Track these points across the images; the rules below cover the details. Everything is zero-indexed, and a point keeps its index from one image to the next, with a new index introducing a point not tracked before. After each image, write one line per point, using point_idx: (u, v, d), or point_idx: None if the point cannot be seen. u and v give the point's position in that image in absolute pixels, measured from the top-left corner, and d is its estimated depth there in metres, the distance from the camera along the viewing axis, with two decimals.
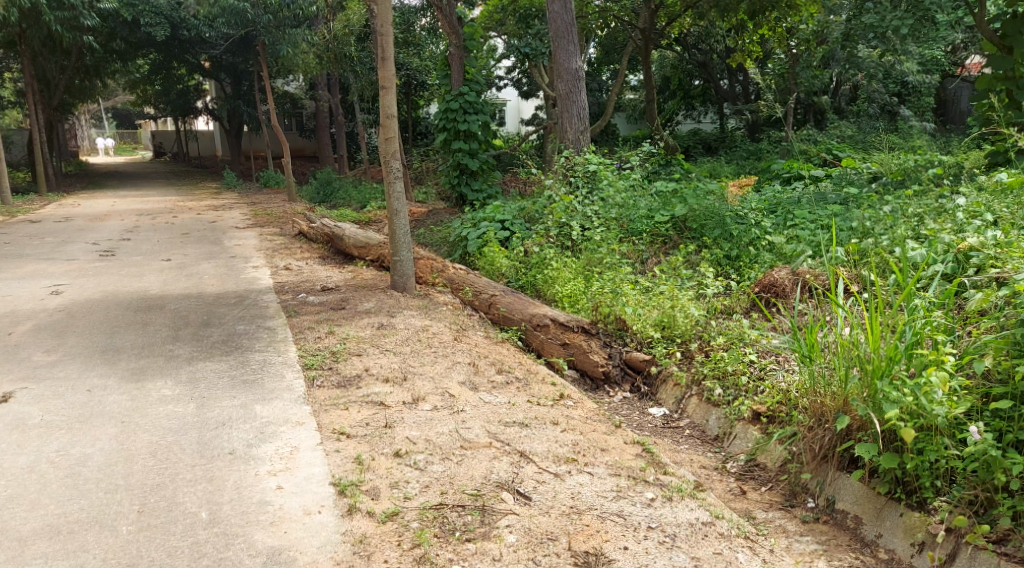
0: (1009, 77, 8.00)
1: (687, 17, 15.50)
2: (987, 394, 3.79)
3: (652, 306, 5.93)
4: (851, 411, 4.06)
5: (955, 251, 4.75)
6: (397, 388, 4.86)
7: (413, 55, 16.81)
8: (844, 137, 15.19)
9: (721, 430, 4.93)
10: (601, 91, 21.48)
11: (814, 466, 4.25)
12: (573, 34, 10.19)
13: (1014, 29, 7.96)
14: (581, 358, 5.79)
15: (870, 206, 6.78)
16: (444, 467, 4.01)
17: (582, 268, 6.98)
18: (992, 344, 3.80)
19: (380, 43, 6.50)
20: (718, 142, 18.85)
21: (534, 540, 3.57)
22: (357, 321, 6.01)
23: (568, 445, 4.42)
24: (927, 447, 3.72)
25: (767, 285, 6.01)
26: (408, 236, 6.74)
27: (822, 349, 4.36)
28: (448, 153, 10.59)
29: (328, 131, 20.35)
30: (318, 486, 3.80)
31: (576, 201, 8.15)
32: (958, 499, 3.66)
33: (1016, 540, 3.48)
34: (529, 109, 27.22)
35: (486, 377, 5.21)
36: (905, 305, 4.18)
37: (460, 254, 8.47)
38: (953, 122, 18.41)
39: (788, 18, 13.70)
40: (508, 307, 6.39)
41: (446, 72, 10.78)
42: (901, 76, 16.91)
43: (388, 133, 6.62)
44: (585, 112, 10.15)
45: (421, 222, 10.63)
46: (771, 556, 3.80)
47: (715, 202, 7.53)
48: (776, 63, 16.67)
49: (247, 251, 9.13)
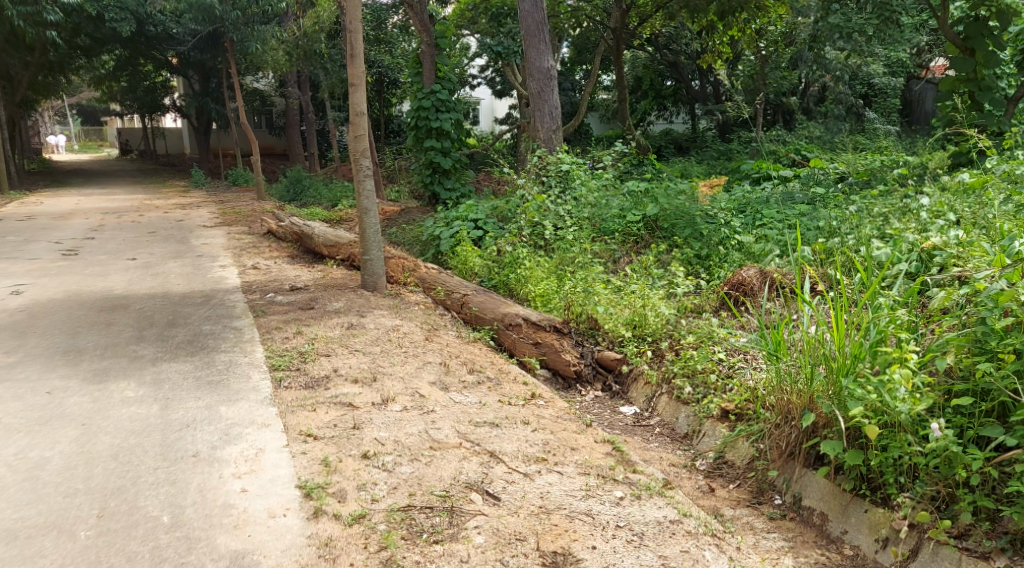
0: (972, 79, 8.20)
1: (658, 17, 15.52)
2: (949, 391, 3.80)
3: (624, 305, 5.96)
4: (817, 408, 4.09)
5: (919, 250, 4.77)
6: (366, 388, 4.83)
7: (385, 53, 16.65)
8: (813, 137, 15.38)
9: (691, 427, 4.97)
10: (574, 91, 21.29)
11: (781, 463, 4.30)
12: (545, 32, 10.17)
13: (975, 31, 8.16)
14: (553, 357, 5.79)
15: (837, 207, 6.85)
16: (412, 468, 3.99)
17: (555, 267, 7.00)
18: (954, 341, 3.79)
19: (349, 40, 6.44)
20: (689, 142, 18.92)
21: (502, 540, 3.56)
22: (326, 321, 5.96)
23: (539, 444, 4.42)
24: (891, 444, 3.76)
25: (735, 283, 6.08)
26: (379, 234, 6.69)
27: (788, 347, 4.41)
28: (421, 152, 10.55)
29: (299, 129, 20.21)
30: (284, 489, 3.76)
31: (549, 201, 8.16)
32: (920, 494, 3.69)
33: (976, 535, 3.54)
34: (502, 109, 27.22)
35: (457, 377, 5.19)
36: (869, 304, 4.22)
37: (433, 253, 8.44)
38: (918, 124, 18.72)
39: (757, 20, 13.74)
40: (480, 306, 6.36)
41: (418, 70, 10.73)
42: (868, 77, 17.11)
43: (358, 131, 6.54)
44: (558, 112, 10.16)
45: (393, 221, 10.55)
46: (738, 554, 3.81)
47: (685, 202, 7.55)
48: (746, 64, 16.56)
49: (215, 250, 9.01)
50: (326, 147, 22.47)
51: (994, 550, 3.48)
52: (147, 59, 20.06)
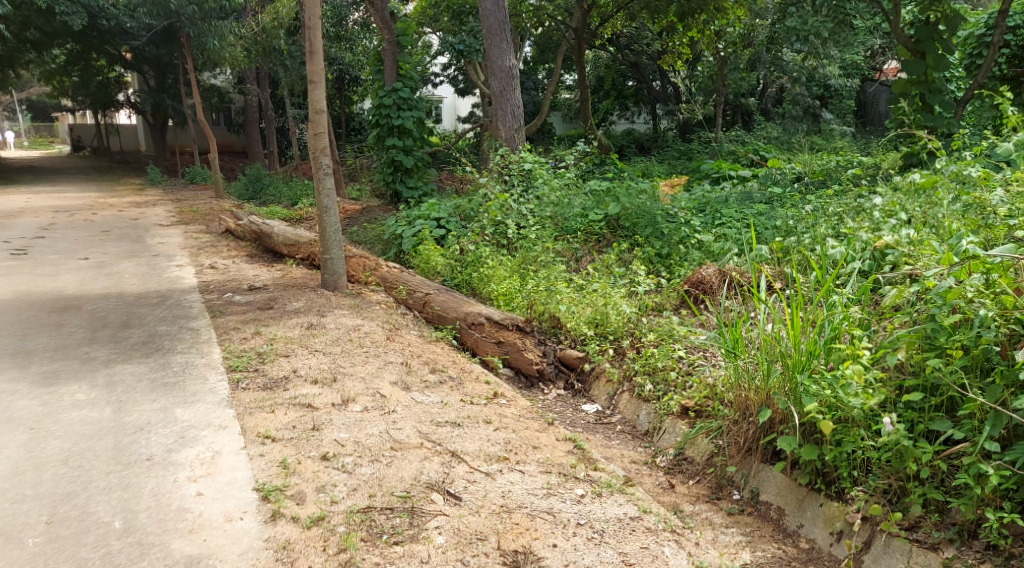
0: (923, 82, 8.36)
1: (619, 17, 15.59)
2: (900, 386, 3.86)
3: (586, 303, 5.98)
4: (773, 404, 4.16)
5: (872, 249, 4.86)
6: (326, 389, 4.79)
7: (345, 51, 16.45)
8: (771, 138, 15.58)
9: (651, 424, 5.01)
10: (537, 90, 21.45)
11: (739, 459, 4.35)
12: (507, 31, 10.17)
13: (925, 35, 8.39)
14: (516, 356, 5.79)
15: (794, 206, 6.96)
16: (373, 470, 3.96)
17: (518, 266, 7.01)
18: (904, 338, 3.80)
19: (308, 37, 6.37)
20: (650, 142, 19.05)
21: (464, 540, 3.55)
22: (285, 321, 5.90)
23: (500, 444, 4.42)
24: (845, 439, 3.83)
25: (695, 282, 6.13)
26: (339, 234, 6.64)
27: (746, 345, 4.48)
28: (382, 150, 10.48)
29: (258, 127, 19.96)
30: (241, 492, 3.71)
31: (511, 199, 8.18)
32: (873, 488, 3.76)
33: (926, 526, 3.61)
34: (466, 107, 27.16)
35: (419, 377, 5.16)
36: (824, 301, 4.31)
37: (395, 252, 8.40)
38: (872, 125, 19.12)
39: (715, 22, 13.89)
40: (442, 306, 6.34)
41: (379, 67, 10.68)
42: (824, 79, 17.39)
43: (317, 128, 6.48)
44: (520, 110, 10.19)
45: (354, 220, 10.46)
46: (696, 549, 3.84)
47: (647, 201, 7.59)
48: (706, 65, 16.68)
49: (171, 249, 8.85)
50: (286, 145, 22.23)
51: (943, 541, 3.55)
52: (101, 54, 19.64)
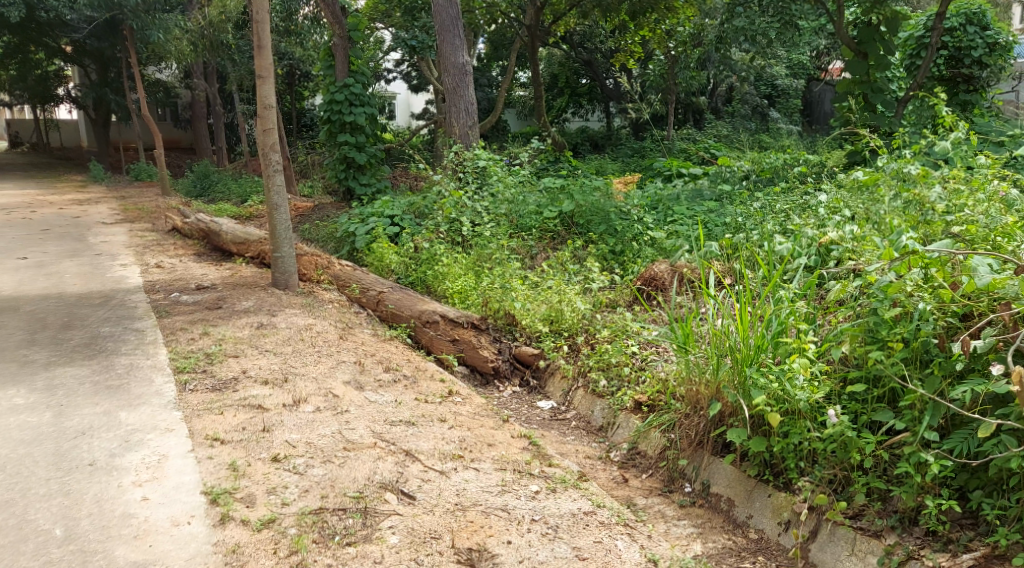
0: (866, 81, 8.63)
1: (571, 15, 15.67)
2: (845, 378, 3.96)
3: (541, 300, 6.00)
4: (723, 398, 4.24)
5: (818, 244, 4.97)
6: (277, 390, 4.72)
7: (295, 45, 16.20)
8: (720, 136, 15.79)
9: (605, 420, 5.05)
10: (491, 87, 21.38)
11: (690, 452, 4.42)
12: (459, 27, 10.13)
13: (867, 35, 8.62)
14: (471, 354, 5.78)
15: (743, 203, 7.07)
16: (325, 470, 3.91)
17: (473, 264, 7.00)
18: (848, 332, 3.91)
19: (256, 32, 6.28)
20: (604, 140, 19.17)
21: (418, 539, 3.53)
22: (235, 321, 5.80)
23: (455, 442, 4.40)
24: (792, 431, 3.91)
25: (648, 278, 6.23)
26: (290, 232, 6.55)
27: (697, 340, 4.56)
28: (334, 146, 10.37)
29: (206, 123, 19.60)
30: (188, 496, 3.64)
31: (466, 197, 8.17)
32: (819, 478, 3.84)
33: (870, 515, 3.69)
34: (419, 104, 27.04)
35: (372, 376, 5.12)
36: (772, 297, 4.40)
37: (348, 250, 8.33)
38: (818, 124, 19.57)
39: (666, 20, 14.00)
40: (397, 304, 6.29)
41: (330, 63, 10.50)
42: (772, 78, 17.66)
43: (266, 124, 6.38)
44: (474, 107, 10.16)
45: (306, 218, 10.34)
46: (648, 542, 3.88)
47: (600, 198, 7.62)
48: (656, 63, 16.81)
49: (114, 248, 8.64)
50: (235, 142, 21.89)
51: (885, 528, 3.63)
52: (40, 47, 19.07)
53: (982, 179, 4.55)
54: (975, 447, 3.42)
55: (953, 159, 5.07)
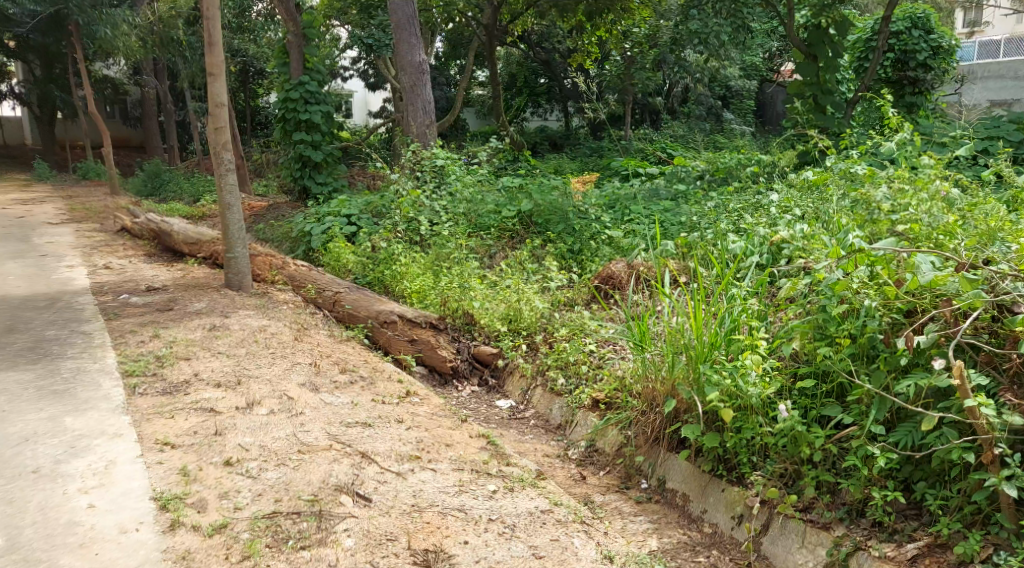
0: (815, 82, 8.75)
1: (529, 15, 15.71)
2: (795, 373, 4.04)
3: (499, 300, 6.02)
4: (678, 395, 4.31)
5: (769, 244, 5.06)
6: (230, 393, 4.64)
7: (249, 41, 15.97)
8: (676, 137, 15.99)
9: (563, 418, 5.10)
10: (449, 86, 21.36)
11: (647, 449, 4.52)
12: (415, 26, 10.07)
13: (816, 38, 8.79)
14: (429, 354, 5.75)
15: (698, 202, 7.15)
16: (279, 474, 3.86)
17: (431, 263, 6.97)
18: (798, 328, 4.01)
19: (206, 28, 6.17)
20: (563, 139, 19.27)
21: (373, 542, 3.50)
22: (186, 323, 5.70)
23: (413, 443, 4.38)
24: (744, 426, 3.99)
25: (605, 277, 6.26)
26: (243, 231, 6.46)
27: (652, 338, 4.62)
28: (289, 145, 10.26)
29: (157, 120, 19.22)
30: (137, 502, 3.56)
31: (424, 196, 8.14)
32: (771, 472, 3.92)
33: (819, 507, 3.75)
34: (376, 102, 26.87)
35: (328, 377, 5.07)
36: (725, 295, 4.47)
37: (304, 250, 8.25)
38: (771, 124, 19.88)
39: (623, 21, 14.09)
40: (353, 304, 6.23)
41: (285, 60, 10.38)
42: (726, 80, 17.89)
43: (218, 123, 6.28)
44: (431, 106, 10.13)
45: (260, 217, 10.21)
46: (605, 539, 3.90)
47: (558, 198, 7.64)
48: (613, 64, 16.94)
49: (60, 248, 8.44)
50: (187, 140, 21.55)
51: (834, 520, 3.68)
52: None
53: (925, 178, 4.62)
54: (919, 440, 3.48)
55: (899, 159, 5.13)
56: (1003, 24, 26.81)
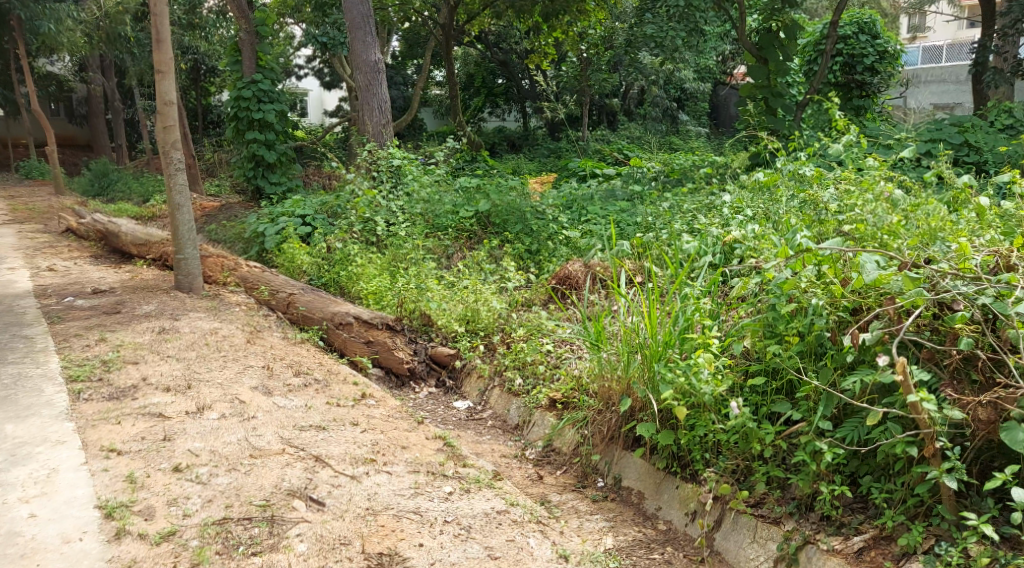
0: (766, 85, 8.88)
1: (485, 15, 15.69)
2: (746, 371, 4.09)
3: (457, 300, 6.00)
4: (633, 394, 4.34)
5: (722, 243, 5.12)
6: (180, 397, 4.55)
7: (199, 38, 15.62)
8: (633, 138, 16.11)
9: (521, 418, 5.10)
10: (406, 86, 21.25)
11: (603, 447, 4.55)
12: (371, 25, 10.00)
13: (767, 42, 8.93)
14: (386, 355, 5.71)
15: (653, 203, 7.21)
16: (230, 479, 3.80)
17: (387, 264, 6.92)
18: (749, 327, 4.07)
19: (154, 24, 6.05)
20: (521, 140, 19.30)
21: (327, 547, 3.46)
22: (134, 326, 5.58)
23: (367, 445, 4.34)
24: (697, 423, 4.04)
25: (562, 277, 6.29)
26: (193, 232, 6.34)
27: (608, 338, 4.66)
28: (242, 144, 10.10)
29: (104, 119, 18.80)
30: (81, 511, 3.47)
31: (380, 196, 8.09)
32: (723, 469, 3.97)
33: (770, 502, 3.81)
34: (331, 102, 26.63)
35: (282, 380, 5.00)
36: (678, 294, 4.52)
37: (257, 251, 8.13)
38: (725, 126, 20.19)
39: (579, 23, 14.12)
40: (308, 306, 6.16)
41: (236, 58, 10.22)
42: (681, 83, 18.07)
43: (167, 121, 6.16)
44: (387, 105, 10.06)
45: (212, 217, 10.03)
46: (560, 538, 3.90)
47: (516, 198, 7.65)
48: (570, 65, 17.00)
49: (2, 251, 8.20)
50: (136, 139, 21.12)
51: (784, 515, 3.74)
52: None
53: (871, 180, 4.69)
54: (865, 435, 3.55)
55: (846, 161, 5.23)
56: (945, 30, 27.58)
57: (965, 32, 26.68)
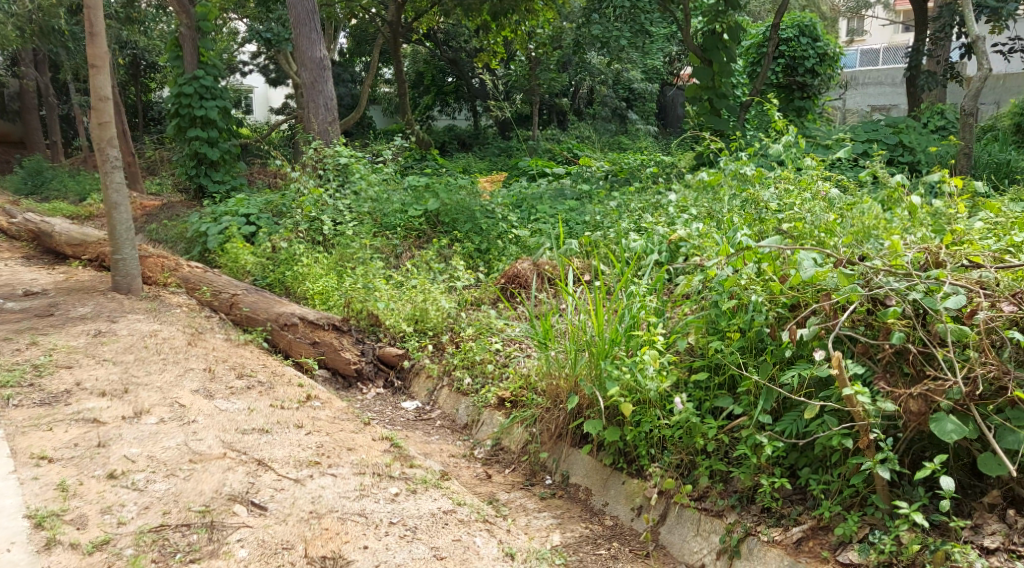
0: (711, 86, 9.02)
1: (434, 13, 15.60)
2: (691, 367, 4.13)
3: (405, 300, 5.95)
4: (581, 391, 4.37)
5: (668, 242, 5.17)
6: (116, 402, 4.43)
7: (139, 33, 15.24)
8: (583, 137, 16.17)
9: (470, 417, 5.09)
10: (355, 83, 21.03)
11: (551, 445, 4.56)
12: (316, 21, 9.87)
13: (711, 43, 9.04)
14: (332, 356, 5.64)
15: (601, 202, 7.26)
16: (168, 485, 3.71)
17: (334, 264, 6.83)
18: (693, 323, 4.12)
19: (87, 18, 5.89)
20: (472, 138, 19.27)
21: (268, 552, 3.40)
22: (69, 329, 5.42)
23: (312, 448, 4.27)
24: (643, 419, 4.07)
25: (511, 277, 6.29)
26: (131, 231, 6.18)
27: (556, 336, 4.68)
28: (183, 142, 9.87)
29: (38, 114, 18.20)
30: (9, 521, 3.36)
31: (327, 195, 7.99)
32: (668, 463, 4.00)
33: (713, 496, 3.85)
34: (277, 99, 26.21)
35: (224, 383, 4.90)
36: (624, 292, 4.56)
37: (200, 251, 7.97)
38: (672, 126, 20.40)
39: (527, 23, 14.11)
40: (252, 307, 6.05)
41: (177, 53, 10.02)
42: (629, 83, 18.22)
43: (102, 117, 6.00)
44: (333, 103, 9.94)
45: (153, 217, 9.79)
46: (507, 536, 3.89)
47: (465, 197, 7.62)
48: (519, 64, 17.00)
49: None
50: (73, 136, 20.51)
51: (727, 507, 3.79)
52: None
53: (809, 180, 4.79)
54: (803, 428, 3.61)
55: (787, 161, 5.33)
56: (881, 33, 28.30)
57: (901, 37, 27.43)
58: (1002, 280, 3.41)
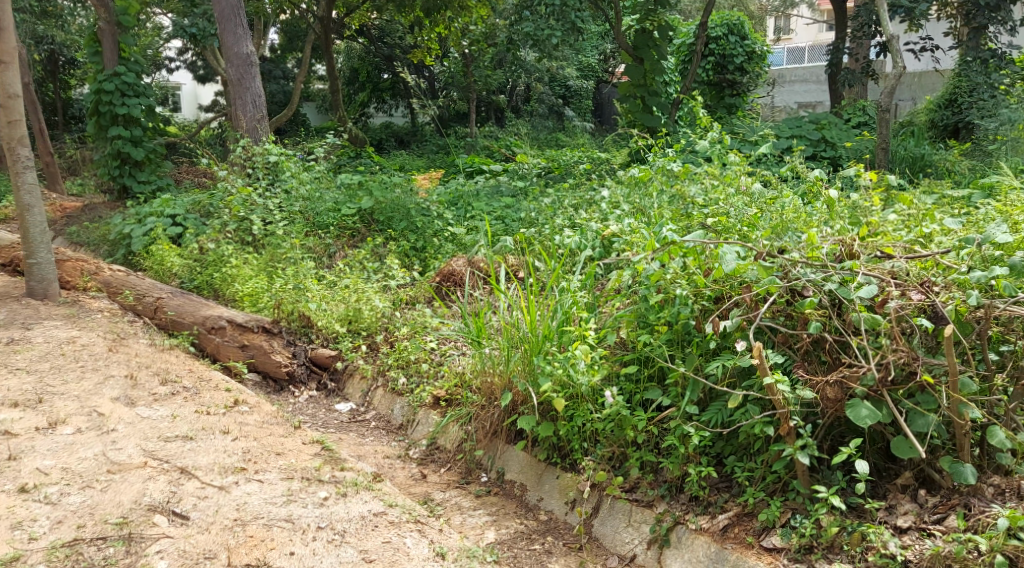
0: (643, 84, 9.14)
1: (366, 10, 15.41)
2: (621, 360, 4.16)
3: (338, 300, 5.85)
4: (514, 388, 4.36)
5: (601, 236, 5.18)
6: (29, 413, 4.27)
7: (55, 28, 14.71)
8: (521, 134, 16.17)
9: (405, 417, 5.04)
10: (286, 80, 20.32)
11: (486, 442, 4.54)
12: (241, 15, 9.63)
13: (642, 41, 9.13)
14: (262, 359, 5.54)
15: (536, 199, 7.26)
16: (83, 497, 3.59)
17: (265, 265, 6.70)
18: (624, 317, 4.14)
19: None
20: (409, 136, 19.12)
21: (189, 562, 3.31)
22: None
23: (238, 454, 4.17)
24: (575, 414, 4.09)
25: (446, 275, 6.23)
26: (45, 234, 5.95)
27: (489, 333, 4.68)
28: (105, 141, 9.57)
29: None
30: None
31: (256, 194, 7.84)
32: (600, 456, 4.02)
33: (643, 487, 3.90)
34: (207, 97, 25.66)
35: (146, 389, 4.76)
36: (556, 288, 4.58)
37: (124, 253, 7.73)
38: (609, 124, 20.56)
39: (460, 19, 13.95)
40: (177, 310, 5.89)
41: (96, 49, 9.64)
42: (566, 79, 18.28)
43: (11, 115, 5.76)
44: (261, 100, 9.73)
45: (73, 219, 9.46)
46: (439, 535, 3.86)
47: (400, 195, 7.54)
48: (454, 62, 16.91)
49: None
50: None
51: (656, 498, 3.84)
52: None
53: (736, 174, 4.87)
54: (727, 417, 3.66)
55: (714, 156, 5.39)
56: (807, 32, 29.05)
57: (825, 36, 28.16)
58: (912, 269, 3.51)
